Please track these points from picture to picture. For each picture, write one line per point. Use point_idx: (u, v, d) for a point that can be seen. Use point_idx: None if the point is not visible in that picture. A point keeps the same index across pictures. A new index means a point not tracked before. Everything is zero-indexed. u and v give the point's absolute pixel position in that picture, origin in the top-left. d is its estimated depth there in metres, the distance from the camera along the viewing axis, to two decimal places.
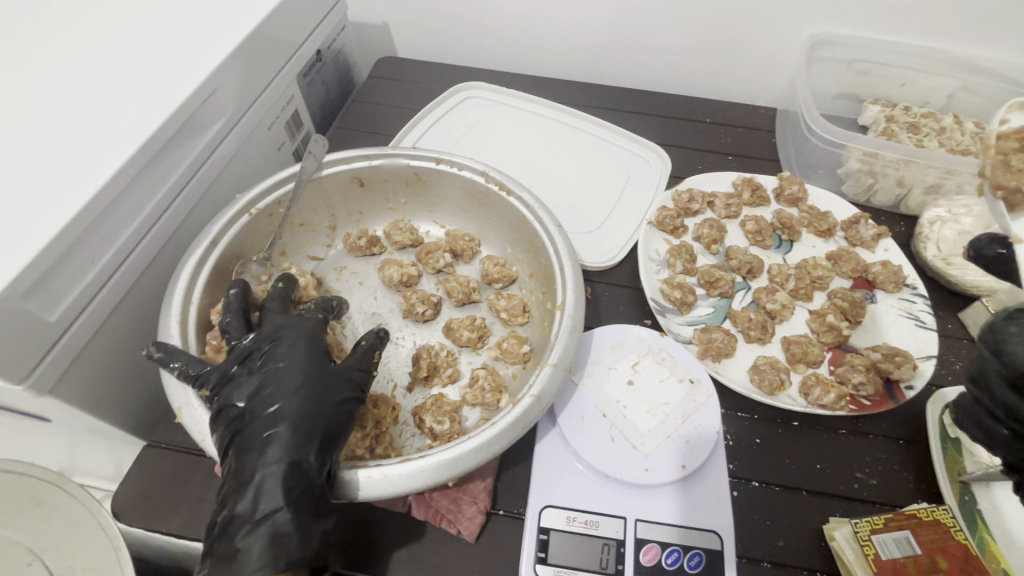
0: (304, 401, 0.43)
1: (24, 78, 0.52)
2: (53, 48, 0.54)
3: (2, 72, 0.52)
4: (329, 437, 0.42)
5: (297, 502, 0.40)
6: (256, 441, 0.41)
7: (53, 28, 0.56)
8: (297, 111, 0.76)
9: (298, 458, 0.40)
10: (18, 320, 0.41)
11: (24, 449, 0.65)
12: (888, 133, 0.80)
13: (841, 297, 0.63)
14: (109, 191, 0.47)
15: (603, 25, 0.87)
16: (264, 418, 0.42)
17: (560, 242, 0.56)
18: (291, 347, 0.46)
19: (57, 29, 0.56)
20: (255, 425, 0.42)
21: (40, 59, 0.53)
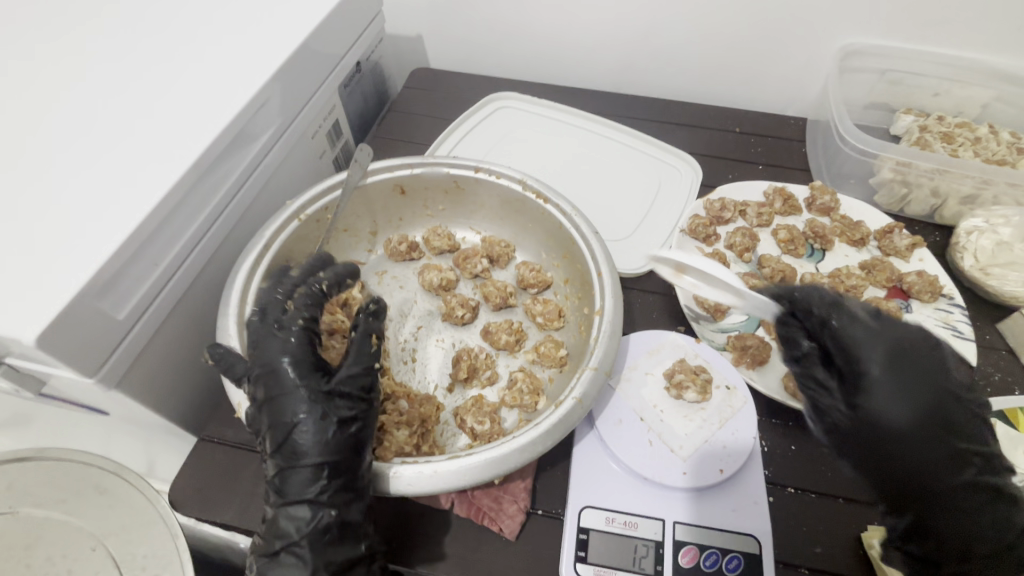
0: (310, 430, 0.43)
1: (98, 91, 0.55)
2: (125, 63, 0.58)
3: (73, 86, 0.55)
4: (340, 462, 0.43)
5: (324, 530, 0.42)
6: (282, 473, 0.43)
7: (121, 46, 0.60)
8: (338, 121, 0.79)
9: (317, 491, 0.42)
10: (92, 317, 0.43)
11: (80, 444, 0.67)
12: (921, 143, 0.80)
13: (876, 307, 0.63)
14: (174, 195, 0.50)
15: (634, 37, 0.88)
16: (281, 449, 0.43)
17: (598, 249, 0.57)
18: (284, 370, 0.44)
19: (126, 45, 0.60)
20: (277, 456, 0.43)
21: (112, 73, 0.57)
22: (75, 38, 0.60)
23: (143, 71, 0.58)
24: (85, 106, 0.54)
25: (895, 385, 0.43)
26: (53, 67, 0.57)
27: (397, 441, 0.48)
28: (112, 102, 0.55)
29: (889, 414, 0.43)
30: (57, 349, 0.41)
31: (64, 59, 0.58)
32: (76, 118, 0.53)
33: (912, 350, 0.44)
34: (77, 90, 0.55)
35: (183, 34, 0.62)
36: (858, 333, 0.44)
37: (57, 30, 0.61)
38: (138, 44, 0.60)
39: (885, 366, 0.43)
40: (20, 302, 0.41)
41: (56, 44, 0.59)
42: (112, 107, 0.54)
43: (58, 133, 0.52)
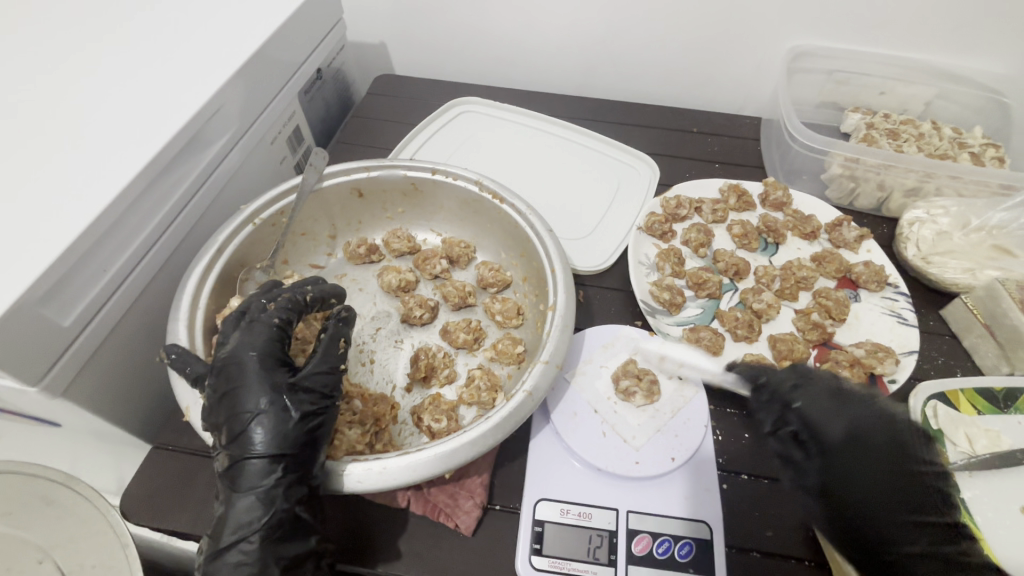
0: (268, 423, 0.42)
1: (43, 96, 0.55)
2: (72, 70, 0.58)
3: (17, 92, 0.55)
4: (295, 458, 0.42)
5: (274, 526, 0.41)
6: (234, 466, 0.42)
7: (67, 50, 0.59)
8: (298, 127, 0.79)
9: (270, 484, 0.41)
10: (34, 323, 0.43)
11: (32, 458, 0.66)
12: (869, 140, 0.83)
13: (825, 297, 0.65)
14: (122, 201, 0.49)
15: (592, 40, 0.90)
16: (235, 443, 0.42)
17: (552, 246, 0.58)
18: (246, 365, 0.44)
19: (72, 50, 0.59)
20: (231, 449, 0.42)
21: (59, 78, 0.57)
22: (20, 44, 0.59)
23: (92, 76, 0.57)
24: (28, 112, 0.53)
25: (845, 457, 0.44)
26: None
27: (349, 441, 0.48)
28: (58, 106, 0.54)
29: (840, 481, 0.44)
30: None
31: (8, 63, 0.57)
32: (20, 123, 0.52)
33: (882, 431, 0.45)
34: (21, 95, 0.54)
35: (134, 39, 0.62)
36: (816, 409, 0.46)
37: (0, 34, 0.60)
38: (87, 50, 0.60)
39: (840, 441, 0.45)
40: None
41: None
42: (57, 113, 0.53)
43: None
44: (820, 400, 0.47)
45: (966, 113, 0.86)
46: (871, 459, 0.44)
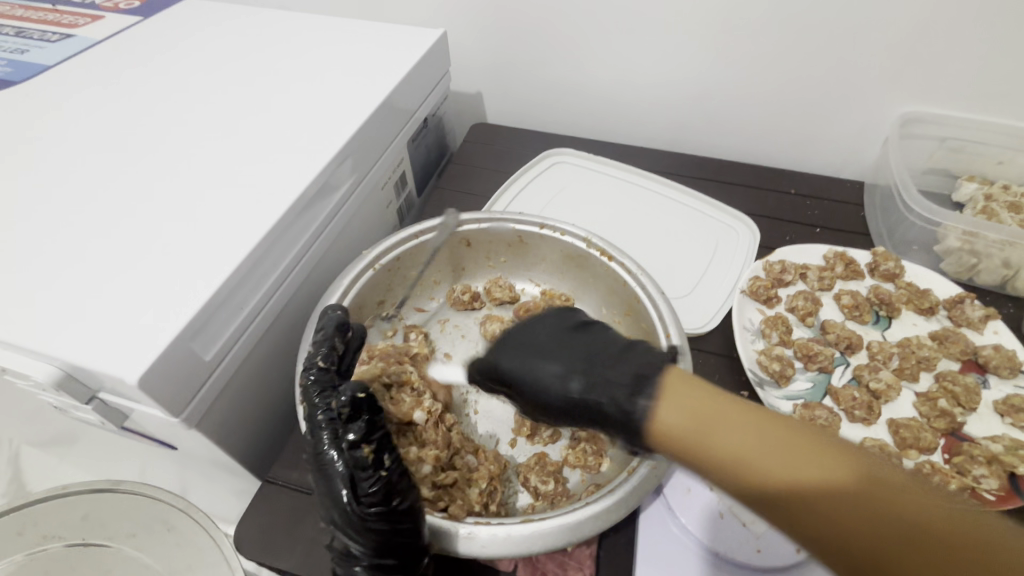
0: (327, 447, 0.43)
1: (207, 152, 0.61)
2: (227, 126, 0.65)
3: (185, 145, 0.62)
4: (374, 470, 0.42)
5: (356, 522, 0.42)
6: (328, 482, 0.43)
7: (224, 108, 0.68)
8: (404, 173, 0.83)
9: (343, 499, 0.42)
10: (181, 357, 0.46)
11: (150, 469, 0.71)
12: (988, 212, 0.79)
13: (951, 381, 0.61)
14: (261, 245, 0.53)
15: (690, 98, 0.91)
16: (332, 469, 0.43)
17: (664, 309, 0.57)
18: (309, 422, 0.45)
19: (227, 108, 0.68)
20: (336, 475, 0.42)
21: (216, 136, 0.64)
22: (190, 103, 0.68)
23: (243, 134, 0.64)
24: (194, 163, 0.60)
25: (543, 363, 0.49)
26: (167, 132, 0.64)
27: (468, 500, 0.48)
28: (218, 163, 0.60)
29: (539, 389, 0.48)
30: (152, 387, 0.44)
31: (177, 123, 0.65)
32: (184, 174, 0.59)
33: (564, 341, 0.50)
34: (184, 152, 0.61)
35: (278, 102, 0.69)
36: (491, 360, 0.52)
37: (167, 98, 0.69)
38: (240, 108, 0.68)
39: (517, 345, 0.52)
40: (123, 345, 0.44)
41: (171, 113, 0.67)
42: (216, 165, 0.60)
43: (164, 192, 0.57)
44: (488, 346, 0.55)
45: None
46: None
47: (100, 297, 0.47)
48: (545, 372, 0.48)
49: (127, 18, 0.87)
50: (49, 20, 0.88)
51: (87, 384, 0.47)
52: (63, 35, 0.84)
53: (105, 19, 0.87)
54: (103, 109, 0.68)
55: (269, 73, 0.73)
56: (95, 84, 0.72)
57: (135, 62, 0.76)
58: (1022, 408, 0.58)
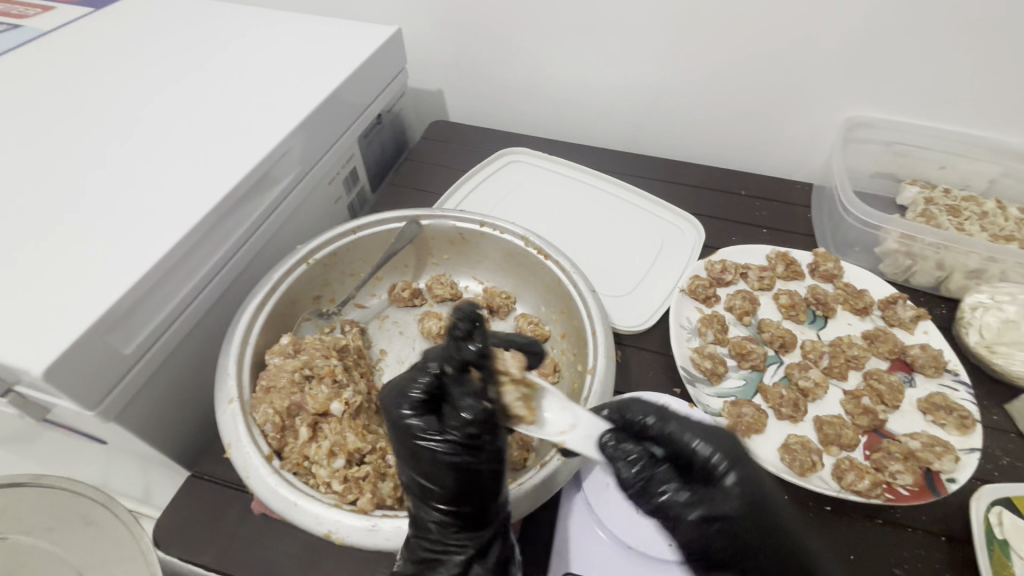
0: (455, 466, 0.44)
1: (143, 145, 0.61)
2: (167, 118, 0.65)
3: (122, 137, 0.62)
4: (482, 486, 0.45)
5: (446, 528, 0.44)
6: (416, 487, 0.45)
7: (167, 100, 0.67)
8: (355, 169, 0.83)
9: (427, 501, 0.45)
10: (96, 350, 0.46)
11: (88, 463, 0.70)
12: (927, 216, 0.80)
13: (877, 380, 0.62)
14: (189, 239, 0.53)
15: (645, 99, 0.92)
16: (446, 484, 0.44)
17: (594, 307, 0.58)
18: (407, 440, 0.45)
19: (169, 101, 0.67)
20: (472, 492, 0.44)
21: (155, 129, 0.63)
22: (133, 95, 0.68)
23: (183, 128, 0.63)
24: (129, 155, 0.60)
25: (760, 566, 0.39)
26: (104, 125, 0.63)
27: (381, 494, 0.48)
28: (154, 156, 0.60)
29: (744, 566, 0.40)
30: (61, 380, 0.43)
31: (117, 116, 0.65)
32: (116, 166, 0.58)
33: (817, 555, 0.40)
34: (121, 144, 0.61)
35: (222, 95, 0.68)
36: (720, 470, 0.41)
37: (109, 90, 0.68)
38: (183, 101, 0.67)
39: (758, 504, 0.40)
40: (33, 337, 0.44)
41: (111, 105, 0.66)
42: (152, 158, 0.59)
43: (94, 185, 0.56)
44: (710, 433, 0.43)
45: None
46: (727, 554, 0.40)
47: (17, 288, 0.47)
48: (754, 563, 0.39)
49: (78, 8, 0.86)
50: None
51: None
52: (10, 24, 0.82)
53: (56, 10, 0.86)
54: (44, 99, 0.67)
55: (216, 66, 0.73)
56: (39, 74, 0.71)
57: (81, 53, 0.75)
58: (943, 407, 0.59)
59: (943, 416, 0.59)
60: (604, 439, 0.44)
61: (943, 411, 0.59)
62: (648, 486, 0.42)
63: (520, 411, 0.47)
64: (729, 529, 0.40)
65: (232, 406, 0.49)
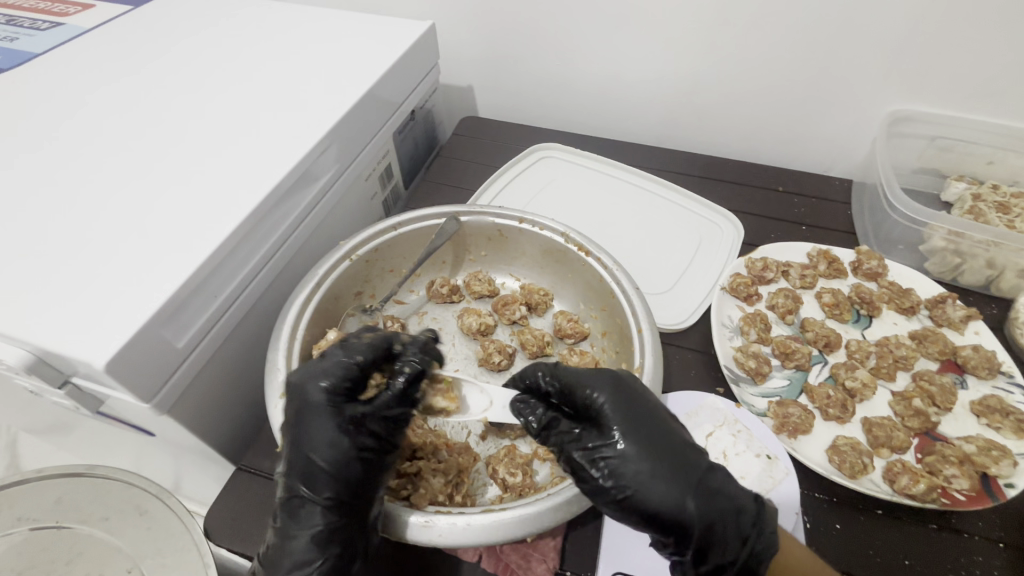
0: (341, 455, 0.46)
1: (188, 141, 0.62)
2: (210, 115, 0.65)
3: (167, 134, 0.63)
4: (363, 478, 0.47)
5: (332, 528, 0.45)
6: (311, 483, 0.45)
7: (208, 97, 0.68)
8: (390, 165, 0.83)
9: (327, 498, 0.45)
10: (151, 344, 0.46)
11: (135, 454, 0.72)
12: (975, 212, 0.78)
13: (928, 381, 0.61)
14: (237, 234, 0.53)
15: (679, 93, 0.91)
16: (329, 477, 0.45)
17: (638, 305, 0.57)
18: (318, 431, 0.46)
19: (211, 97, 0.68)
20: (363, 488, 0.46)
21: (199, 125, 0.64)
22: (176, 92, 0.69)
23: (225, 125, 0.64)
24: (175, 151, 0.60)
25: (654, 482, 0.43)
26: (149, 122, 0.64)
27: (432, 490, 0.48)
28: (200, 152, 0.60)
29: (636, 487, 0.43)
30: (120, 374, 0.44)
31: (161, 113, 0.65)
32: (164, 163, 0.59)
33: (706, 472, 0.44)
34: (166, 141, 0.62)
35: (262, 92, 0.69)
36: (600, 407, 0.46)
37: (153, 87, 0.69)
38: (225, 97, 0.68)
39: (636, 429, 0.45)
40: (93, 330, 0.45)
41: (155, 102, 0.67)
42: (198, 156, 0.60)
43: (143, 180, 0.57)
44: (592, 377, 0.48)
45: None
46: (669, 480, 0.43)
47: (78, 282, 0.48)
48: (647, 481, 0.43)
49: (117, 6, 0.87)
50: (41, 8, 0.88)
51: (58, 368, 0.47)
52: (53, 22, 0.84)
53: (96, 8, 0.87)
54: (91, 97, 0.68)
55: (254, 63, 0.73)
56: (84, 72, 0.72)
57: (123, 51, 0.76)
58: (998, 410, 0.58)
59: (999, 420, 0.57)
60: (515, 401, 0.52)
61: (999, 414, 0.57)
62: (551, 429, 0.49)
63: (441, 403, 0.54)
64: (637, 455, 0.44)
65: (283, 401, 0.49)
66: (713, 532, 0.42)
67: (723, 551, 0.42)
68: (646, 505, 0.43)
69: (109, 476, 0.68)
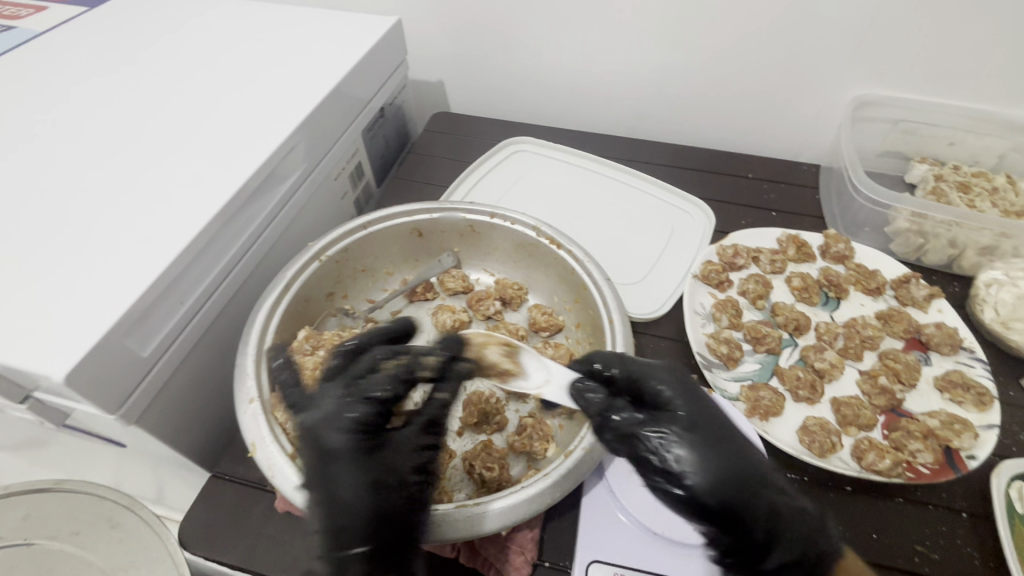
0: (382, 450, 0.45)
1: (147, 145, 0.60)
2: (171, 117, 0.64)
3: (127, 137, 0.61)
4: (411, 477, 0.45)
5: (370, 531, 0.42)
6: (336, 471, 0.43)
7: (167, 98, 0.66)
8: (360, 163, 0.82)
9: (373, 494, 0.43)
10: (115, 354, 0.45)
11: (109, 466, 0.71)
12: (937, 193, 0.80)
13: (893, 359, 0.62)
14: (200, 239, 0.52)
15: (648, 85, 0.92)
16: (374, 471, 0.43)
17: (609, 295, 0.58)
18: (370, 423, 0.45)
19: (172, 99, 0.66)
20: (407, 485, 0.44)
21: (158, 128, 0.62)
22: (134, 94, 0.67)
23: (186, 127, 0.63)
24: (135, 155, 0.59)
25: (724, 475, 0.42)
26: (106, 126, 0.62)
27: None
28: (161, 155, 0.59)
29: (712, 485, 0.42)
30: (82, 386, 0.43)
31: (119, 116, 0.64)
32: (123, 168, 0.58)
33: (773, 477, 0.44)
34: (125, 145, 0.60)
35: (223, 93, 0.67)
36: (667, 400, 0.46)
37: (111, 90, 0.67)
38: (186, 98, 0.66)
39: (705, 424, 0.45)
40: (51, 342, 0.44)
41: (113, 105, 0.65)
42: (159, 159, 0.59)
43: (102, 187, 0.55)
44: (655, 370, 0.48)
45: None
46: (732, 473, 0.43)
47: (35, 293, 0.47)
48: (724, 471, 0.42)
49: (71, 8, 0.85)
50: None
51: (18, 383, 0.46)
52: (3, 26, 0.81)
53: (48, 10, 0.84)
54: (46, 101, 0.66)
55: (215, 63, 0.72)
56: (36, 77, 0.70)
57: (78, 53, 0.74)
58: (959, 384, 0.59)
59: (961, 393, 0.59)
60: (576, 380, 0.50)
61: (961, 389, 0.59)
62: (608, 415, 0.46)
63: (507, 365, 0.55)
64: (699, 446, 0.43)
65: (253, 406, 0.48)
66: (783, 532, 0.42)
67: (790, 550, 0.42)
68: (723, 499, 0.42)
69: (82, 490, 0.68)
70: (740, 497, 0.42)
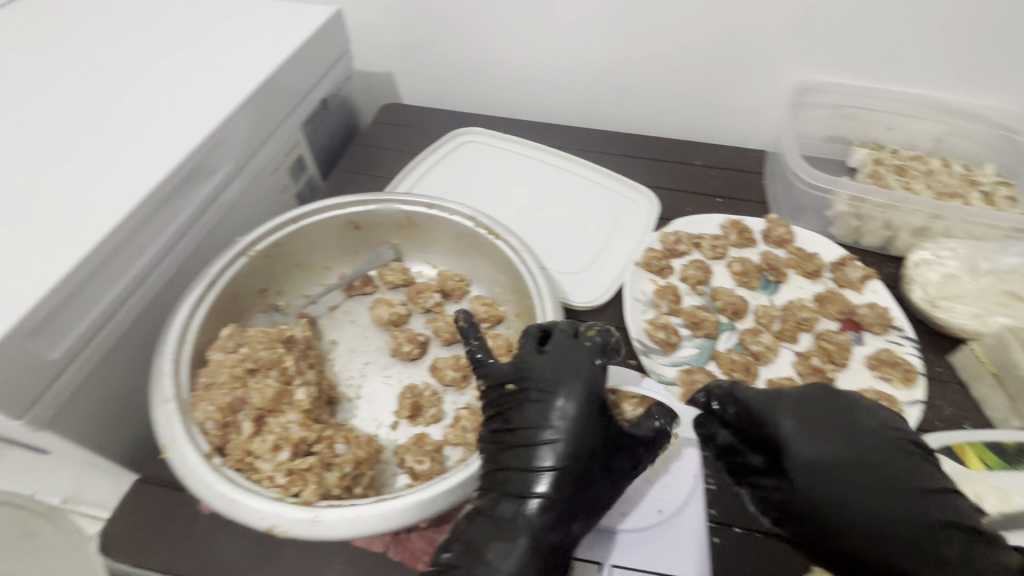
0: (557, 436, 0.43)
1: (61, 138, 0.58)
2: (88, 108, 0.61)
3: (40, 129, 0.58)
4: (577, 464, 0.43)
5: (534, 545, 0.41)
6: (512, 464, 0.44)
7: (86, 90, 0.63)
8: (301, 156, 0.80)
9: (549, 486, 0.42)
10: (18, 358, 0.43)
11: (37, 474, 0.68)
12: (876, 176, 0.81)
13: (827, 340, 0.64)
14: (114, 237, 0.50)
15: (595, 73, 0.91)
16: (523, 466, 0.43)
17: (543, 284, 0.58)
18: (540, 411, 0.45)
19: (90, 90, 0.63)
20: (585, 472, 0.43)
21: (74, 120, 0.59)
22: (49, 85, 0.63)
23: (105, 120, 0.60)
24: (47, 149, 0.56)
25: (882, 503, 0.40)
26: (17, 118, 0.59)
27: (325, 484, 0.46)
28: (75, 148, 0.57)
29: (863, 518, 0.40)
30: None
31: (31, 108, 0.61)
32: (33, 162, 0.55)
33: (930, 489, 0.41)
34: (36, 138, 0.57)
35: (147, 84, 0.65)
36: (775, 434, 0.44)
37: (24, 80, 0.64)
38: (106, 89, 0.63)
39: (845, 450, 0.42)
40: None
41: (25, 96, 0.62)
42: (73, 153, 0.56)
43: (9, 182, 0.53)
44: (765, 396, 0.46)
45: (978, 149, 0.83)
46: (853, 492, 0.41)
47: None
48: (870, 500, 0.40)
49: None
50: None
51: None
52: None
53: None
54: None
55: (140, 52, 0.69)
56: None
57: None
58: (888, 362, 0.61)
59: (890, 371, 0.60)
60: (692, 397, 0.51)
61: (889, 366, 0.60)
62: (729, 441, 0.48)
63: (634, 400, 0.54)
64: (844, 475, 0.41)
65: (168, 406, 0.48)
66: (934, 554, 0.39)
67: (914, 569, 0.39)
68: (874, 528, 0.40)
69: None
70: (872, 521, 0.40)
